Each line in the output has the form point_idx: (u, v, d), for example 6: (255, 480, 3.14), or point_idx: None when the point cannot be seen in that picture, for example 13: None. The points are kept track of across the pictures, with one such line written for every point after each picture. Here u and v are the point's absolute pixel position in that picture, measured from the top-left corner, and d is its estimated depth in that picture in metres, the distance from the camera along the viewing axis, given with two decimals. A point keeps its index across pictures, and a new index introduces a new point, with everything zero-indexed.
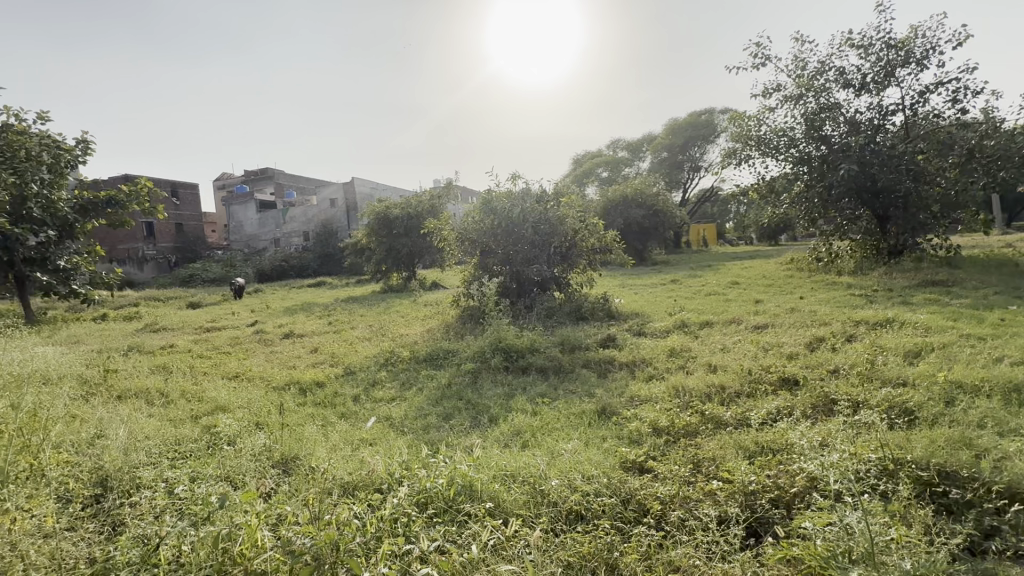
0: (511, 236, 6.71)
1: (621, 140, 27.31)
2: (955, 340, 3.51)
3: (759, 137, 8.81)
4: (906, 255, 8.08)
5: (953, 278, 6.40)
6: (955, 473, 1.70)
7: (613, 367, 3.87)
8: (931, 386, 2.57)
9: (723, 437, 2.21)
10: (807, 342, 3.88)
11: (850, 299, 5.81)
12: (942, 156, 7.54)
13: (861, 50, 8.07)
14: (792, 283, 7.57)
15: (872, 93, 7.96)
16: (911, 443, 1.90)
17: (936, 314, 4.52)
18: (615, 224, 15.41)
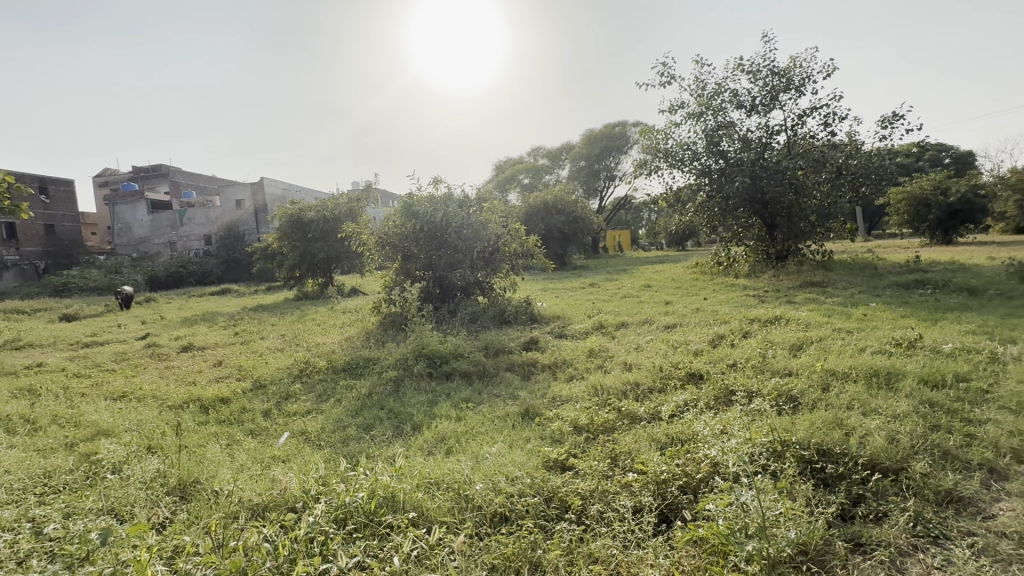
0: (433, 241, 6.65)
1: (542, 148, 28.06)
2: (830, 334, 4.00)
3: (667, 150, 9.47)
4: (790, 259, 9.07)
5: (828, 279, 7.28)
6: (830, 450, 1.93)
7: (536, 370, 3.96)
8: (811, 374, 2.91)
9: (638, 431, 2.34)
10: (710, 340, 4.23)
11: (746, 299, 6.41)
12: (816, 172, 8.61)
13: (751, 75, 8.98)
14: (697, 286, 8.20)
15: (760, 114, 8.87)
16: (796, 426, 2.13)
17: (815, 311, 5.12)
18: (537, 230, 15.79)
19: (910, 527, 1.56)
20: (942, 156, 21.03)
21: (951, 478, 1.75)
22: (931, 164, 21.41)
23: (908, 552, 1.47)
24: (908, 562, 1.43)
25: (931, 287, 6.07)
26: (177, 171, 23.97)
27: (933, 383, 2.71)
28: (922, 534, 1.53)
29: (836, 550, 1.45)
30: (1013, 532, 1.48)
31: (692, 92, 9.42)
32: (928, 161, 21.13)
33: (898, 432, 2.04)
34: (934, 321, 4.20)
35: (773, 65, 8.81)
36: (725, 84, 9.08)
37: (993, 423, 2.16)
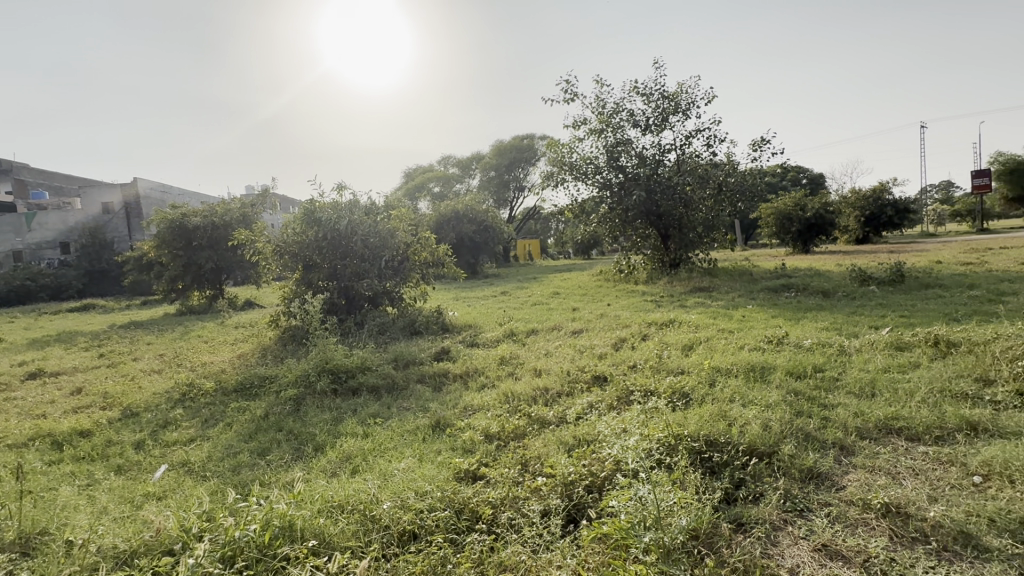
0: (337, 249, 6.33)
1: (453, 157, 28.06)
2: (715, 334, 4.43)
3: (571, 163, 9.91)
4: (682, 266, 9.91)
5: (713, 285, 8.05)
6: (716, 440, 2.12)
7: (447, 380, 3.91)
8: (700, 372, 3.20)
9: (547, 435, 2.40)
10: (613, 343, 4.48)
11: (644, 304, 6.88)
12: (701, 188, 9.52)
13: (645, 97, 9.73)
14: (601, 293, 8.64)
15: (653, 134, 9.63)
16: (687, 420, 2.32)
17: (703, 314, 5.64)
18: (448, 238, 15.71)
19: (782, 504, 1.76)
20: (800, 176, 24.37)
21: (811, 457, 2.01)
22: (791, 184, 24.72)
23: (780, 526, 1.66)
24: (780, 535, 1.61)
25: (795, 290, 6.97)
26: (24, 168, 20.47)
27: (797, 374, 3.10)
28: (790, 509, 1.73)
29: (722, 531, 1.59)
30: (860, 499, 1.73)
31: (594, 109, 9.99)
32: (790, 181, 24.41)
33: (770, 420, 2.31)
34: (796, 320, 4.83)
35: (663, 89, 9.62)
36: (623, 104, 9.74)
37: (842, 406, 2.52)
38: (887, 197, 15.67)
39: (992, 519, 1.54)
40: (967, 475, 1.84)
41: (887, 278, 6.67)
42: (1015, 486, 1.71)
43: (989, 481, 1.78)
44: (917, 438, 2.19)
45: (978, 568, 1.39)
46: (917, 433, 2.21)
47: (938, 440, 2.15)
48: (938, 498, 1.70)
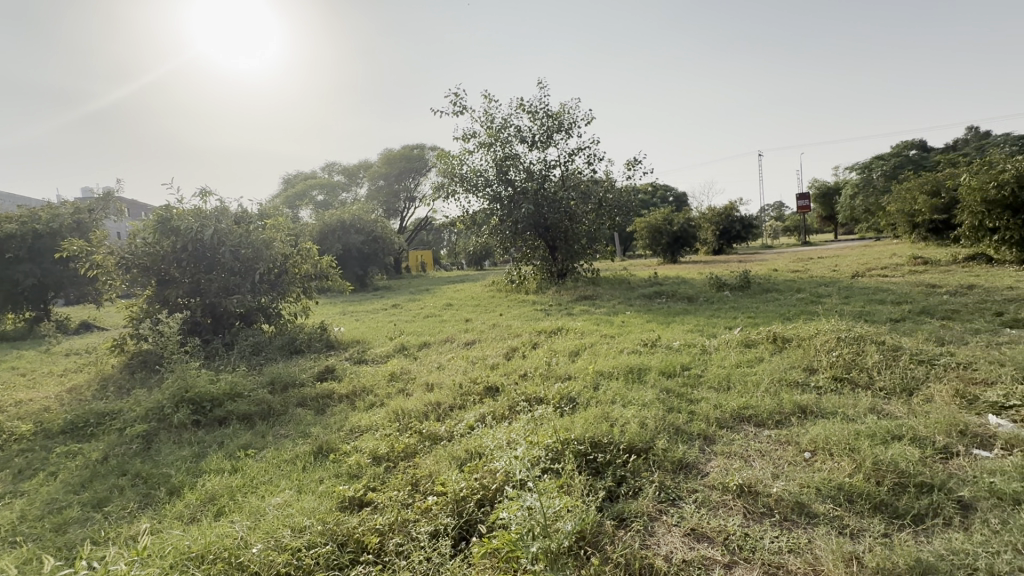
0: (201, 261, 5.66)
1: (338, 164, 26.73)
2: (598, 340, 4.73)
3: (462, 175, 9.98)
4: (568, 276, 10.46)
5: (597, 293, 8.61)
6: (600, 442, 2.24)
7: (332, 401, 3.65)
8: (585, 377, 3.38)
9: (438, 451, 2.35)
10: (505, 352, 4.56)
11: (534, 313, 7.12)
12: (584, 202, 10.18)
13: (531, 115, 10.16)
14: (493, 303, 8.77)
15: (539, 150, 10.09)
16: (574, 424, 2.43)
17: (587, 321, 6.00)
18: (333, 250, 14.83)
19: (657, 495, 1.90)
20: (667, 195, 27.31)
21: (681, 449, 2.21)
22: (661, 201, 27.55)
23: (656, 517, 1.79)
24: (656, 525, 1.74)
25: (665, 297, 7.72)
26: None
27: (668, 373, 3.42)
28: (664, 499, 1.89)
29: (606, 529, 1.67)
30: (720, 483, 1.94)
31: (482, 123, 10.19)
32: (659, 198, 27.18)
33: (646, 418, 2.51)
34: (667, 324, 5.34)
35: (547, 109, 10.13)
36: (510, 120, 10.06)
37: (705, 400, 2.83)
38: (735, 215, 18.16)
39: (819, 487, 1.82)
40: (800, 452, 2.16)
41: (737, 284, 7.69)
42: (833, 457, 2.04)
43: (816, 455, 2.10)
44: (762, 422, 2.53)
45: (810, 531, 1.63)
46: (762, 419, 2.55)
47: (778, 423, 2.50)
48: (780, 474, 1.97)
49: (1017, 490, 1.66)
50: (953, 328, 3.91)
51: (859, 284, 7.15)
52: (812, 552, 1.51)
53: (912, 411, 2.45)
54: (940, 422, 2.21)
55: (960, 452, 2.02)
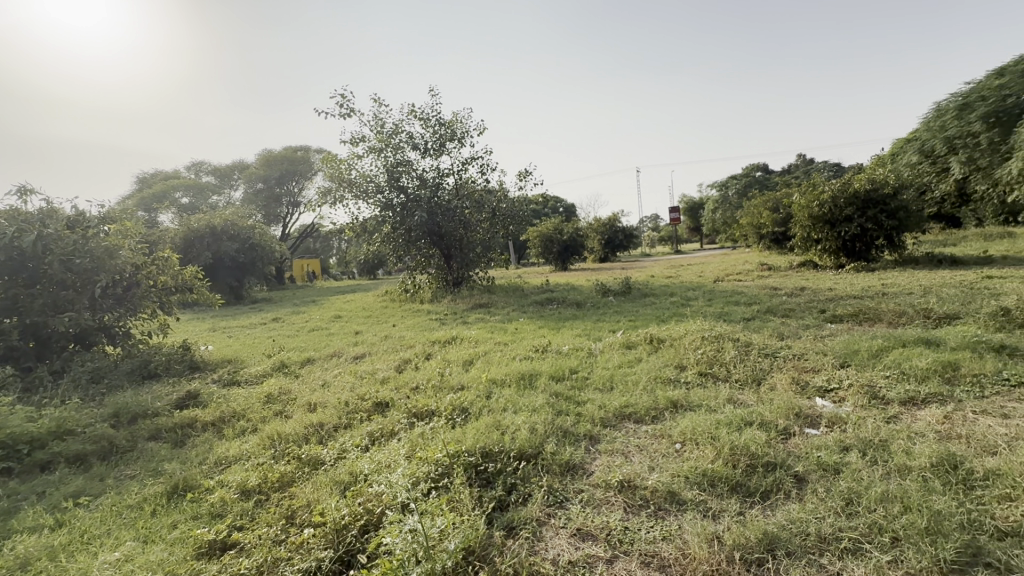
0: (19, 273, 4.70)
1: (207, 163, 24.05)
2: (492, 347, 4.76)
3: (351, 181, 9.52)
4: (463, 284, 10.47)
5: (491, 301, 8.72)
6: (491, 452, 2.24)
7: (194, 432, 3.20)
8: (478, 386, 3.37)
9: (318, 477, 2.17)
10: (396, 365, 4.40)
11: (428, 323, 6.99)
12: (478, 211, 10.28)
13: (423, 122, 10.05)
14: (386, 313, 8.46)
15: (431, 157, 9.99)
16: (466, 435, 2.40)
17: (482, 329, 6.02)
18: (200, 258, 13.24)
19: (546, 500, 1.94)
20: (558, 206, 28.73)
21: (568, 451, 2.29)
22: (551, 211, 28.88)
23: (544, 521, 1.83)
24: (545, 529, 1.77)
25: (556, 303, 8.07)
26: None
27: (558, 378, 3.54)
28: (552, 502, 1.93)
29: (495, 541, 1.65)
30: (603, 480, 2.04)
31: (372, 127, 9.83)
32: (550, 208, 28.57)
33: (536, 423, 2.57)
34: (557, 329, 5.56)
35: (440, 117, 10.09)
36: (401, 126, 9.84)
37: (591, 401, 2.97)
38: (617, 225, 19.63)
39: (688, 475, 1.99)
40: (672, 443, 2.35)
41: (620, 290, 8.28)
42: (699, 446, 2.25)
43: (685, 445, 2.30)
44: (641, 419, 2.72)
45: (680, 517, 1.77)
46: (640, 415, 2.74)
47: (654, 419, 2.71)
48: (655, 467, 2.12)
49: (836, 461, 1.97)
50: (791, 324, 4.57)
51: (719, 287, 8.10)
52: (681, 537, 1.64)
53: (760, 399, 2.80)
54: (781, 408, 2.56)
55: (795, 431, 2.35)
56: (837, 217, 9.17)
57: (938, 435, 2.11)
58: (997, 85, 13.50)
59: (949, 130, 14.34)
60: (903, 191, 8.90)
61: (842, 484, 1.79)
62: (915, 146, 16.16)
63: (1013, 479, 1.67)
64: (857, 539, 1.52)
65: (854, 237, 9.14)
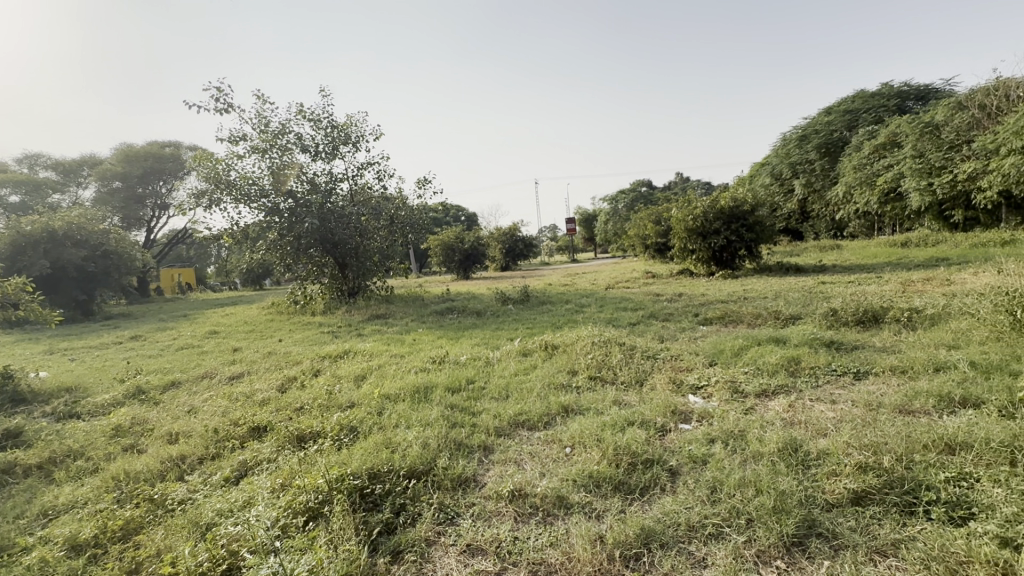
0: None
1: (45, 157, 20.44)
2: (387, 361, 4.57)
3: (229, 182, 8.64)
4: (360, 295, 10.01)
5: (389, 311, 8.45)
6: (378, 473, 2.12)
7: (12, 479, 2.64)
8: (370, 402, 3.21)
9: (173, 520, 1.89)
10: (279, 384, 4.03)
11: (320, 337, 6.55)
12: (375, 218, 9.94)
13: (313, 123, 9.48)
14: (271, 327, 7.79)
15: (323, 161, 9.45)
16: (353, 456, 2.27)
17: (378, 341, 5.77)
18: (34, 267, 11.12)
19: (436, 517, 1.88)
20: (459, 215, 28.91)
21: (461, 464, 2.26)
22: (453, 220, 28.90)
23: (433, 540, 1.77)
24: (434, 549, 1.72)
25: (457, 312, 8.03)
26: None
27: (454, 389, 3.48)
28: (443, 519, 1.88)
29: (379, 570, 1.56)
30: (495, 491, 2.03)
31: (255, 125, 9.05)
32: (451, 216, 28.55)
33: (428, 438, 2.50)
34: (456, 339, 5.50)
35: (332, 119, 9.60)
36: (289, 126, 9.20)
37: (486, 411, 2.97)
38: (517, 234, 20.13)
39: (575, 479, 2.05)
40: (562, 448, 2.42)
41: (519, 298, 8.48)
42: (587, 449, 2.34)
43: (574, 449, 2.38)
44: (534, 425, 2.77)
45: (567, 521, 1.81)
46: (533, 422, 2.79)
47: (547, 424, 2.78)
48: (546, 472, 2.17)
49: (704, 453, 2.16)
50: (670, 328, 4.98)
51: (610, 294, 8.63)
52: (567, 541, 1.67)
53: (642, 399, 3.00)
54: (660, 406, 2.76)
55: (671, 428, 2.55)
56: (707, 230, 10.22)
57: (783, 422, 2.42)
58: (825, 121, 16.19)
59: (793, 157, 16.82)
60: (758, 208, 10.23)
61: (708, 475, 1.96)
62: (767, 170, 18.74)
63: (838, 456, 1.95)
64: (718, 524, 1.67)
65: (721, 248, 10.28)
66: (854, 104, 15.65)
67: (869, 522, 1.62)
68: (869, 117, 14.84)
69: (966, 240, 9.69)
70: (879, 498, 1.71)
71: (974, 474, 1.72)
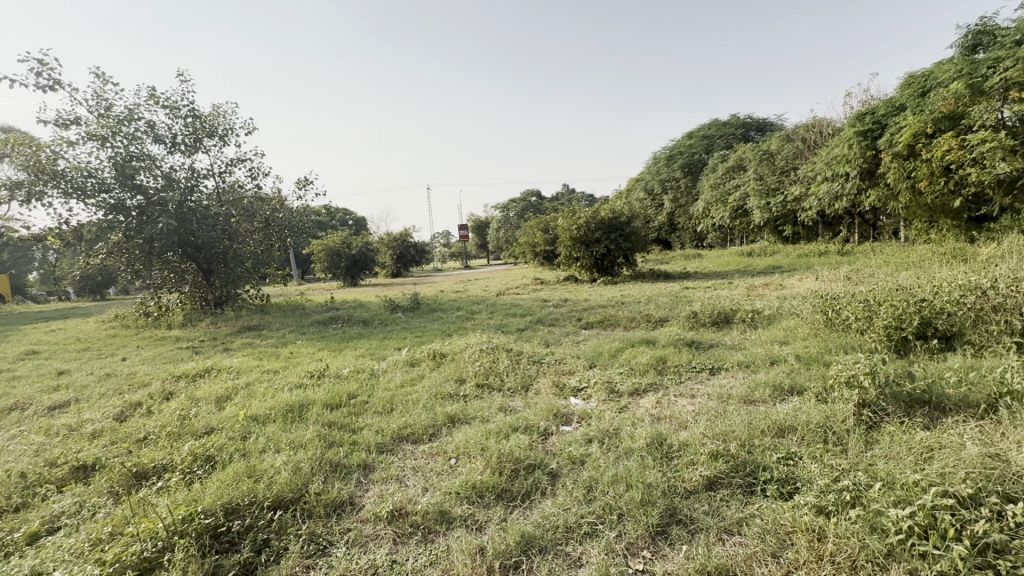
0: None
1: None
2: (257, 378, 4.14)
3: (56, 173, 7.24)
4: (228, 304, 8.99)
5: (264, 322, 7.70)
6: (237, 508, 1.89)
7: None
8: (232, 427, 2.86)
9: None
10: (117, 412, 3.43)
11: (176, 353, 5.74)
12: (248, 221, 9.05)
13: (169, 111, 8.36)
14: (113, 344, 6.66)
15: (183, 154, 8.36)
16: (205, 491, 1.99)
17: (248, 356, 5.22)
18: None
19: (304, 550, 1.72)
20: (347, 219, 27.59)
21: (336, 488, 2.10)
22: (340, 224, 27.50)
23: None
24: None
25: (341, 321, 7.58)
26: None
27: (334, 406, 3.25)
28: (313, 551, 1.72)
29: None
30: (373, 513, 1.91)
31: (92, 108, 7.71)
32: (337, 219, 27.05)
33: (300, 462, 2.29)
34: (339, 351, 5.18)
35: (193, 108, 8.55)
36: (138, 112, 8.00)
37: (367, 427, 2.81)
38: (409, 240, 19.71)
39: (458, 491, 2.02)
40: (447, 460, 2.36)
41: (409, 306, 8.26)
42: (471, 459, 2.32)
43: (459, 460, 2.34)
44: (419, 439, 2.68)
45: (448, 536, 1.77)
46: (418, 435, 2.70)
47: (432, 437, 2.70)
48: (428, 487, 2.10)
49: (582, 454, 2.26)
50: (555, 333, 5.18)
51: (501, 301, 8.79)
52: (447, 558, 1.63)
53: (527, 404, 3.07)
54: (543, 410, 2.84)
55: (553, 431, 2.63)
56: (590, 239, 10.89)
57: (651, 418, 2.63)
58: (687, 145, 18.22)
59: (662, 175, 18.70)
60: (633, 220, 11.13)
61: (585, 475, 2.05)
62: (641, 185, 20.61)
63: (695, 447, 2.16)
64: (592, 522, 1.75)
65: (602, 256, 11.03)
66: (710, 130, 17.86)
67: (720, 504, 1.80)
68: (721, 143, 17.03)
69: (794, 251, 11.53)
70: (727, 482, 1.91)
71: (798, 453, 2.01)
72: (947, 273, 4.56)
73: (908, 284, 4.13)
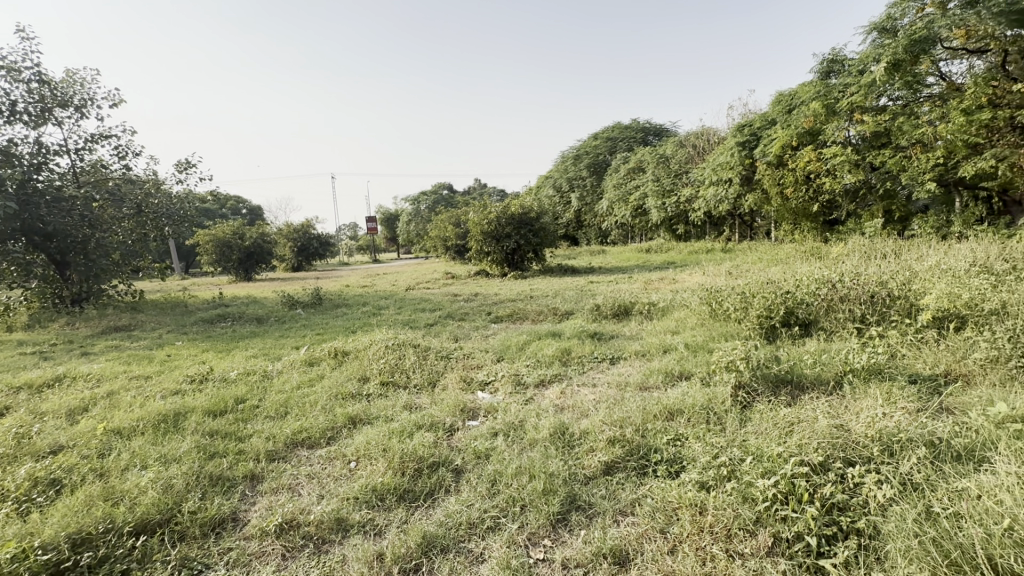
0: None
1: None
2: (123, 385, 3.62)
3: None
4: (91, 302, 7.82)
5: (135, 322, 6.80)
6: (88, 538, 1.62)
7: None
8: (88, 443, 2.47)
9: None
10: None
11: (19, 360, 4.87)
12: (115, 206, 7.91)
13: (6, 73, 7.01)
14: None
15: (26, 126, 7.06)
16: (47, 522, 1.69)
17: (113, 361, 4.56)
18: None
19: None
20: (240, 207, 25.30)
21: (215, 503, 1.89)
22: (231, 213, 25.16)
23: None
24: None
25: (231, 319, 6.92)
26: None
27: (217, 413, 2.93)
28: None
29: None
30: (259, 529, 1.75)
31: None
32: (228, 208, 24.67)
33: (173, 478, 2.04)
34: (225, 352, 4.70)
35: (39, 72, 7.26)
36: None
37: (256, 434, 2.57)
38: (311, 232, 18.53)
39: (357, 496, 1.91)
40: (346, 464, 2.23)
41: (310, 302, 7.76)
42: (372, 461, 2.21)
43: (359, 463, 2.22)
44: (315, 443, 2.51)
45: (344, 545, 1.66)
46: (315, 440, 2.52)
47: (330, 440, 2.54)
48: (324, 494, 1.98)
49: (487, 448, 2.25)
50: (464, 328, 5.14)
51: (410, 296, 8.57)
52: (343, 568, 1.54)
53: (433, 401, 3.00)
54: (449, 406, 2.80)
55: (459, 427, 2.60)
56: (500, 234, 10.99)
57: (555, 408, 2.70)
58: (593, 146, 19.08)
59: (570, 174, 19.42)
60: (542, 216, 11.42)
61: (489, 469, 2.05)
62: (550, 183, 21.23)
63: (594, 434, 2.25)
64: (496, 516, 1.75)
65: (513, 251, 11.20)
66: (613, 133, 18.84)
67: (616, 487, 1.89)
68: (623, 146, 18.05)
69: (685, 249, 12.56)
70: (623, 465, 2.01)
71: (684, 434, 2.17)
72: (807, 268, 5.21)
73: (776, 279, 4.64)
